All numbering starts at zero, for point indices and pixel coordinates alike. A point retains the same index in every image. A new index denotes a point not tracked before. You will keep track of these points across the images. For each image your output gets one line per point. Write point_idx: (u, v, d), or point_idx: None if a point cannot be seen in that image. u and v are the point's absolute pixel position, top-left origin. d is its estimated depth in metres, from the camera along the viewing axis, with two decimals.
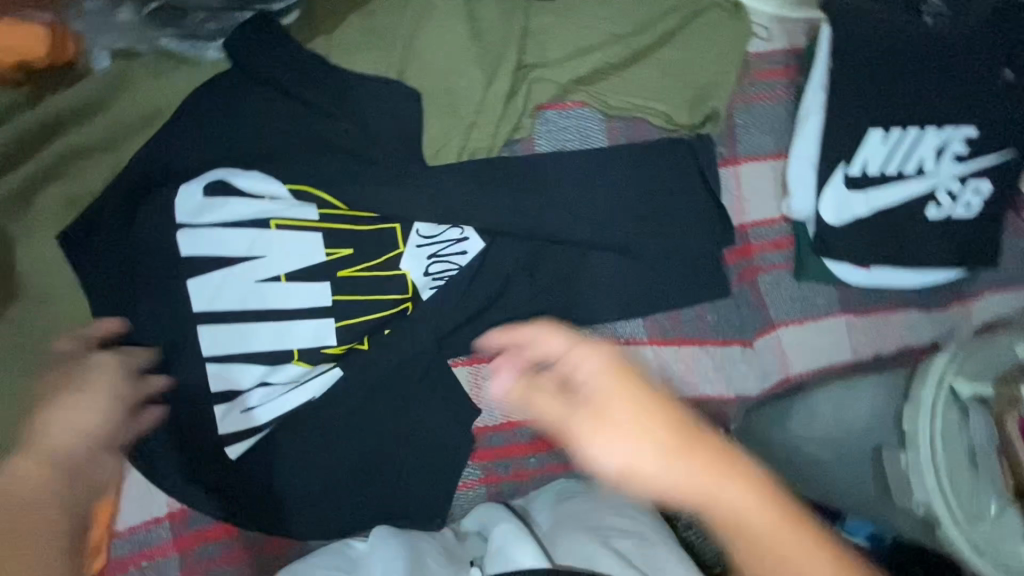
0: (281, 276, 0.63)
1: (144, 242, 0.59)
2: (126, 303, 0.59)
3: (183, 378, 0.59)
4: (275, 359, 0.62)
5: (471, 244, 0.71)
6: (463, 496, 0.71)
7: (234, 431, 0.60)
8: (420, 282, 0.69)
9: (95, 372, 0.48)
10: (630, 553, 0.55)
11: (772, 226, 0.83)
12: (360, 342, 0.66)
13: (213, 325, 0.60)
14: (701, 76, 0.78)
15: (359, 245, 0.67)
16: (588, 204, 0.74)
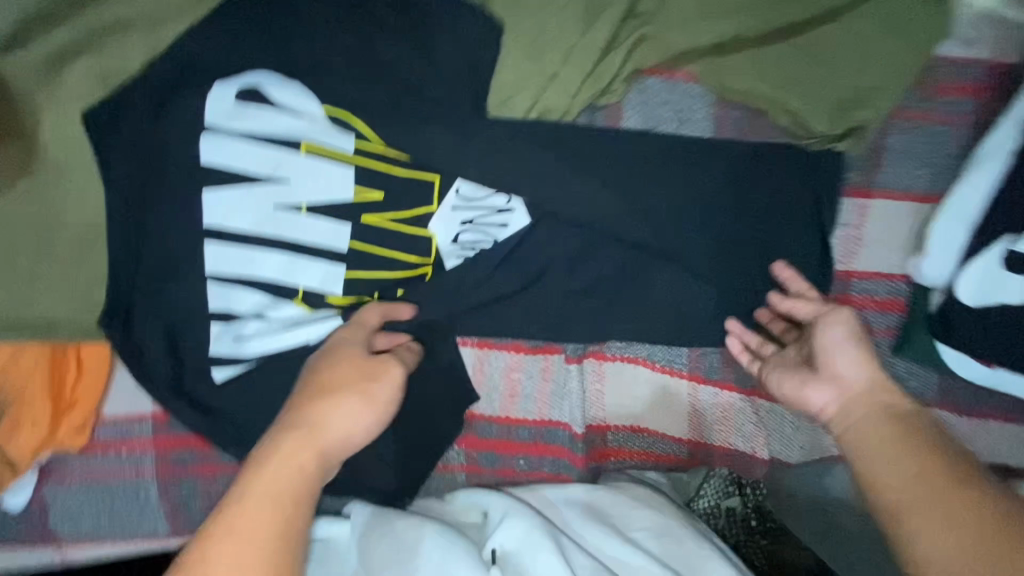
0: (302, 207, 0.58)
1: (167, 139, 0.55)
2: (141, 202, 0.55)
3: (182, 289, 0.57)
4: (278, 293, 0.58)
5: (512, 217, 0.63)
6: (443, 477, 0.69)
7: (224, 355, 0.58)
8: (447, 248, 0.62)
9: (379, 386, 0.50)
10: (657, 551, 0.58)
11: (887, 283, 0.66)
12: (370, 297, 0.61)
13: (220, 242, 0.56)
14: (860, 74, 0.60)
15: (390, 189, 0.59)
16: (664, 205, 0.61)
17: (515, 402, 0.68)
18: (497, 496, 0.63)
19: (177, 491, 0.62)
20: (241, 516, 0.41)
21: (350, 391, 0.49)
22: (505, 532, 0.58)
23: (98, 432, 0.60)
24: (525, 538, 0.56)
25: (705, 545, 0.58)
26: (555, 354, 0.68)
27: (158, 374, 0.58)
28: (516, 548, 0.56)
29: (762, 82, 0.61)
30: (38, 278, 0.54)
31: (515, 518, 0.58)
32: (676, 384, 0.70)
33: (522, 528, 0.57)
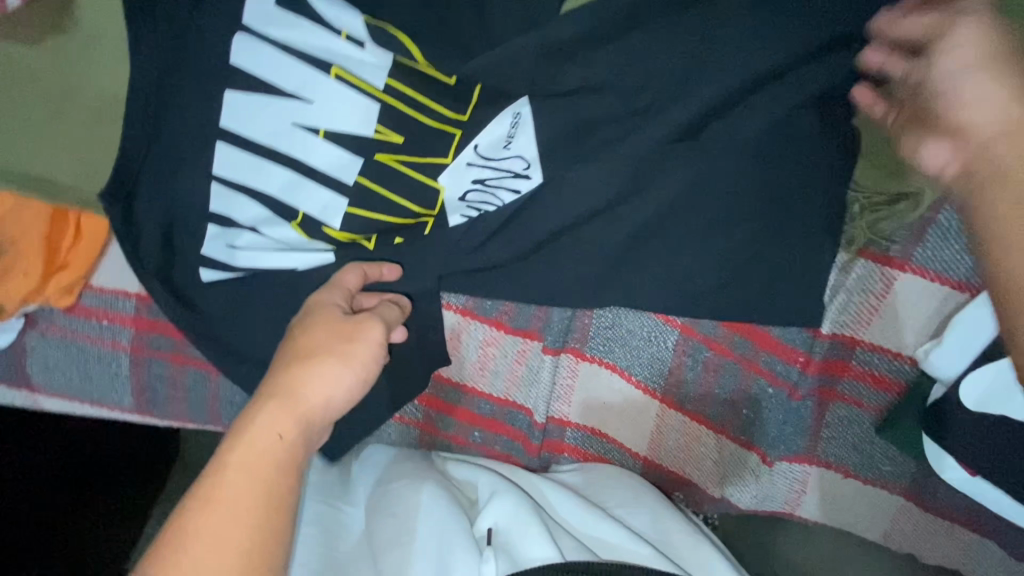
0: (320, 131, 0.57)
1: (202, 29, 0.54)
2: (163, 88, 0.55)
3: (186, 183, 0.57)
4: (278, 211, 0.58)
5: (527, 183, 0.60)
6: (399, 427, 0.71)
7: (213, 258, 0.59)
8: (451, 204, 0.60)
9: (361, 353, 0.48)
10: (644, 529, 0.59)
11: (891, 360, 0.63)
12: (367, 239, 0.60)
13: (232, 146, 0.56)
14: None
15: (411, 136, 0.58)
16: (682, 222, 0.59)
17: (483, 375, 0.68)
18: (486, 474, 0.63)
19: (146, 373, 0.65)
20: (221, 502, 0.40)
21: (326, 356, 0.47)
22: (495, 509, 0.58)
23: (85, 297, 0.62)
24: (515, 516, 0.56)
25: (693, 534, 0.59)
26: (534, 340, 0.67)
27: (146, 258, 0.59)
28: (506, 525, 0.56)
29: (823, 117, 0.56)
30: (53, 139, 0.56)
31: (504, 495, 0.59)
32: (647, 399, 0.68)
33: (513, 506, 0.57)
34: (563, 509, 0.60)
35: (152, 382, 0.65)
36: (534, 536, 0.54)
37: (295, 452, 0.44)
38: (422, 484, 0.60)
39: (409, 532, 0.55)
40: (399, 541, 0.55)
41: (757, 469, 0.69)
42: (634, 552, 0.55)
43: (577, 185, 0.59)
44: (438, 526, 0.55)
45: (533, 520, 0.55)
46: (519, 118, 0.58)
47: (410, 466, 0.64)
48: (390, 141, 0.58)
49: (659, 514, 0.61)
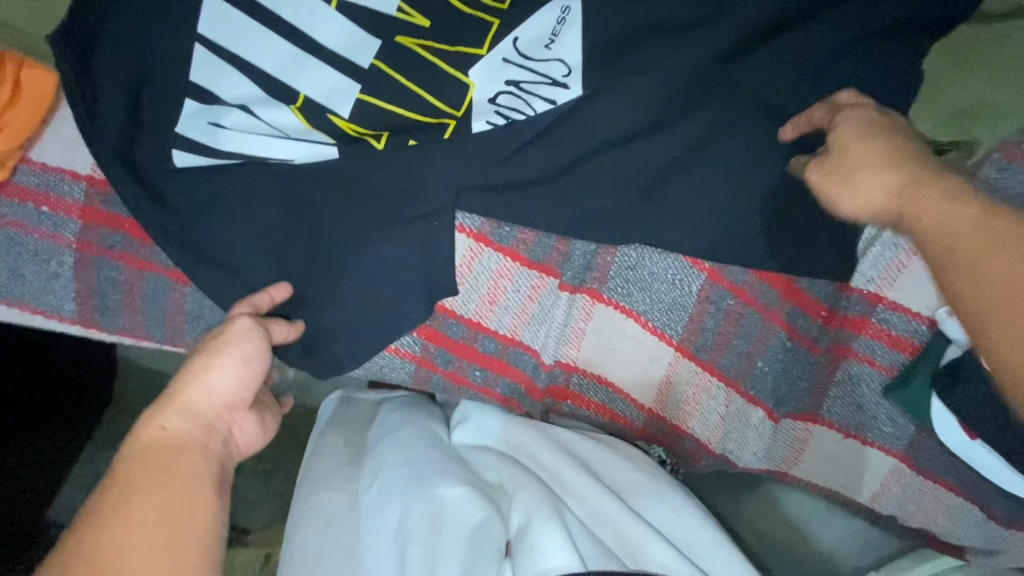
0: (334, 1, 0.50)
1: None
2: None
3: (168, 40, 0.49)
4: (275, 92, 0.50)
5: (564, 94, 0.53)
6: (390, 361, 0.64)
7: (189, 139, 0.50)
8: (478, 105, 0.52)
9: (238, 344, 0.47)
10: (668, 527, 0.54)
11: (909, 319, 0.62)
12: (377, 138, 0.51)
13: (228, 3, 0.49)
14: (990, 85, 0.52)
15: (440, 22, 0.52)
16: (726, 159, 0.53)
17: (492, 309, 0.62)
18: (507, 466, 0.57)
19: (96, 275, 0.55)
20: (124, 479, 0.38)
21: (202, 357, 0.46)
22: (516, 504, 0.53)
23: (19, 175, 0.52)
24: (535, 511, 0.51)
25: (717, 532, 0.54)
26: (551, 274, 0.61)
27: (108, 131, 0.50)
28: (525, 520, 0.51)
29: (894, 51, 0.52)
30: None
31: (522, 492, 0.53)
32: (661, 347, 0.65)
33: (531, 504, 0.52)
34: (583, 505, 0.54)
35: (101, 289, 0.55)
36: (552, 534, 0.48)
37: (194, 437, 0.43)
38: (436, 472, 0.54)
39: (423, 530, 0.49)
40: (418, 534, 0.49)
41: (761, 426, 0.67)
42: (657, 553, 0.49)
43: (619, 99, 0.52)
44: (457, 528, 0.50)
45: (551, 516, 0.50)
46: (567, 13, 0.52)
47: (423, 449, 0.58)
48: (414, 23, 0.51)
49: (672, 501, 0.56)
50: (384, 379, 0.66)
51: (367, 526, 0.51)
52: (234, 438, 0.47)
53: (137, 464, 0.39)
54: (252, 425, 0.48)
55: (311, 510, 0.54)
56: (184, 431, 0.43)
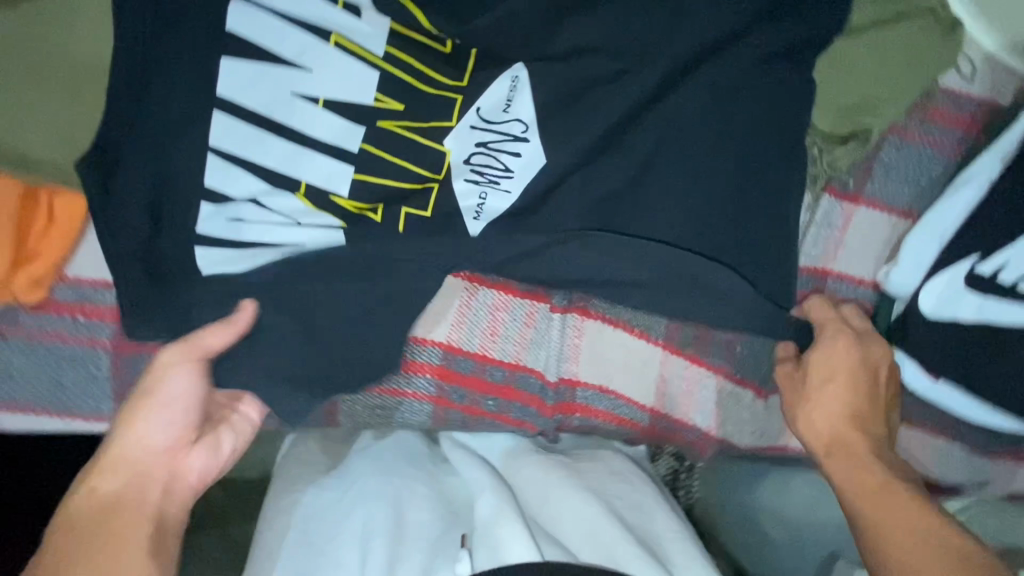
0: (320, 101, 0.58)
1: (201, 9, 0.56)
2: (137, 64, 0.57)
3: (180, 155, 0.57)
4: (281, 184, 0.59)
5: (526, 146, 0.61)
6: (408, 405, 0.70)
7: (211, 236, 0.59)
8: (457, 167, 0.61)
9: (175, 384, 0.56)
10: (632, 522, 0.60)
11: (856, 287, 0.71)
12: (373, 211, 0.61)
13: (228, 116, 0.57)
14: (873, 83, 0.64)
15: (411, 102, 0.60)
16: (675, 180, 0.61)
17: (494, 341, 0.69)
18: (481, 474, 0.64)
19: (131, 370, 0.64)
20: (66, 544, 0.47)
21: (138, 410, 0.54)
22: (479, 509, 0.59)
23: (58, 292, 0.63)
24: (498, 514, 0.57)
25: (679, 531, 0.60)
26: (542, 302, 0.69)
27: (126, 241, 0.58)
28: (488, 520, 0.56)
29: (797, 66, 0.61)
30: (40, 117, 0.58)
31: (485, 496, 0.60)
32: (651, 351, 0.71)
33: (493, 505, 0.58)
34: (553, 512, 0.60)
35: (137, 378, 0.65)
36: (515, 533, 0.54)
37: (117, 495, 0.50)
38: (410, 494, 0.62)
39: (390, 531, 0.57)
40: (380, 534, 0.57)
41: (754, 405, 0.74)
42: (621, 551, 0.54)
43: (575, 144, 0.61)
44: (427, 540, 0.57)
45: (513, 518, 0.55)
46: (517, 82, 0.61)
47: (405, 467, 0.65)
48: (390, 107, 0.60)
49: (649, 511, 0.62)
50: (404, 423, 0.71)
51: (329, 528, 0.60)
52: (187, 474, 0.55)
53: (78, 535, 0.48)
54: (201, 458, 0.56)
55: (291, 509, 0.62)
56: (111, 491, 0.50)
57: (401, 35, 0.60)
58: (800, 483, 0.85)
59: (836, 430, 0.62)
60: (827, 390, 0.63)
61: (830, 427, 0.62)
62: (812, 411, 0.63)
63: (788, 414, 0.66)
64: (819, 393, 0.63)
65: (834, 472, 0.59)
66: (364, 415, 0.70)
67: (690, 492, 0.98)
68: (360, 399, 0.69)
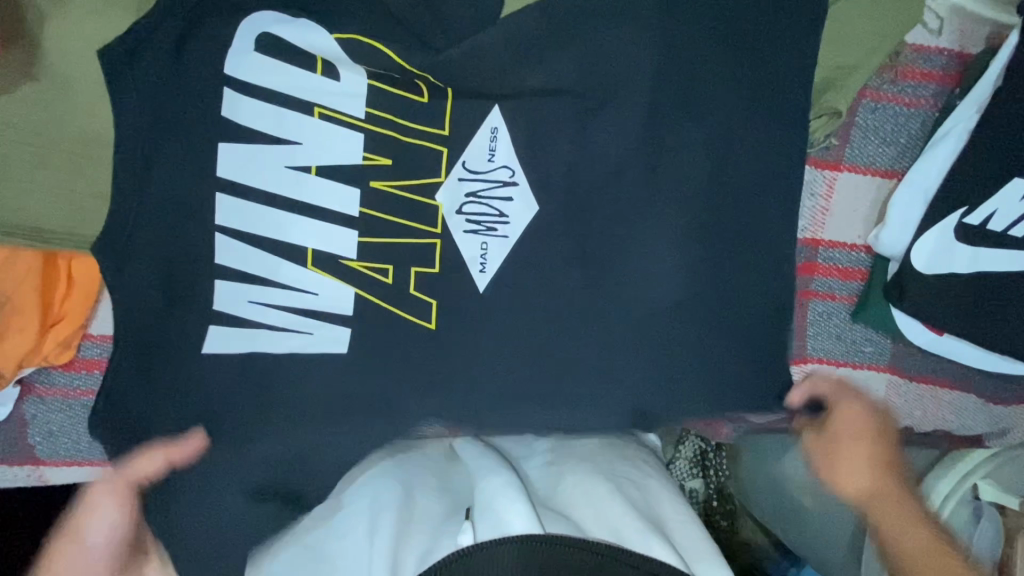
0: (313, 168, 0.63)
1: (193, 78, 0.61)
2: (140, 137, 0.62)
3: (190, 216, 0.63)
4: (283, 235, 0.63)
5: (517, 190, 0.64)
6: None
7: (224, 313, 0.64)
8: (451, 219, 0.64)
9: (102, 521, 0.61)
10: (638, 503, 0.63)
11: (850, 252, 0.72)
12: (383, 274, 0.64)
13: (231, 196, 0.62)
14: (838, 56, 0.65)
15: (393, 136, 0.63)
16: (649, 172, 0.63)
17: None
18: (486, 456, 0.66)
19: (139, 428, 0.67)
20: None
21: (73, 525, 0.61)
22: (479, 487, 0.60)
23: (84, 349, 0.71)
24: (500, 491, 0.57)
25: (688, 517, 0.64)
26: None
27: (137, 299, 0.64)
28: (489, 496, 0.57)
29: (755, 51, 0.63)
30: (54, 197, 0.63)
31: (490, 479, 0.60)
32: None
33: (501, 484, 0.59)
34: (565, 493, 0.64)
35: None
36: (518, 510, 0.54)
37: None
38: (419, 482, 0.63)
39: (396, 511, 0.59)
40: (388, 510, 0.59)
41: None
42: (635, 533, 0.56)
43: (553, 151, 0.64)
44: (427, 529, 0.57)
45: (516, 492, 0.56)
46: (498, 131, 0.64)
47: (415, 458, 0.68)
48: (376, 139, 0.63)
49: (652, 492, 0.66)
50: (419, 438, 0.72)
51: (339, 525, 0.61)
52: None
53: None
54: None
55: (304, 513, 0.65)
56: None
57: (377, 70, 0.63)
58: None
59: (875, 484, 0.64)
60: (855, 437, 0.67)
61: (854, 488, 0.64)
62: (846, 467, 0.65)
63: (816, 473, 0.68)
64: (847, 440, 0.67)
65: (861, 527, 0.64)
66: None
67: (721, 469, 1.01)
68: None
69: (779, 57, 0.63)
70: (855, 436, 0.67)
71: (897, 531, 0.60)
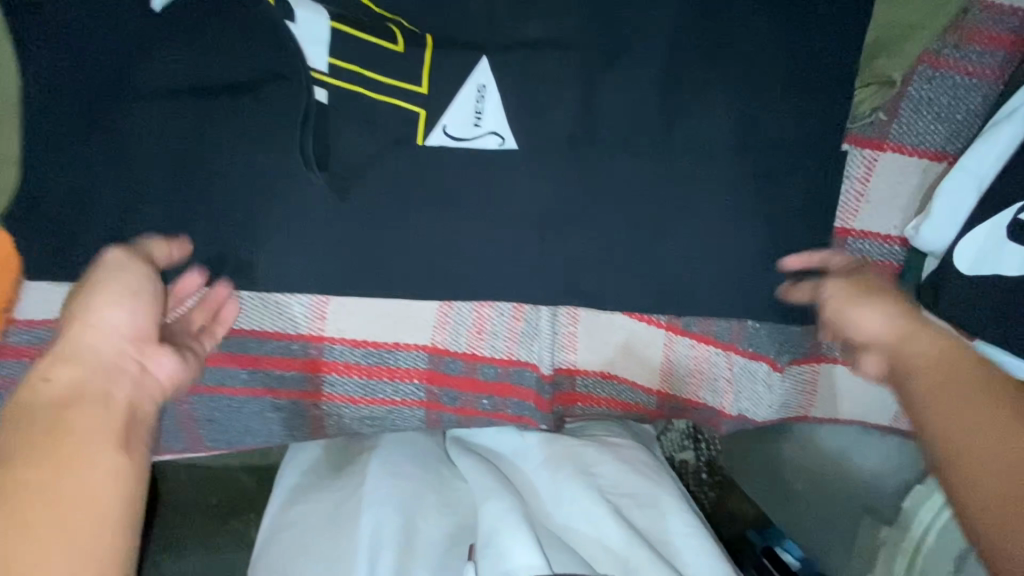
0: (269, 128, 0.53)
1: (128, 25, 0.52)
2: (62, 82, 0.52)
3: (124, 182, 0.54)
4: (231, 207, 0.54)
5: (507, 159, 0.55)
6: (399, 412, 0.65)
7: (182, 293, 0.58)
8: (430, 191, 0.55)
9: (124, 310, 0.42)
10: (640, 524, 0.61)
11: (881, 244, 0.63)
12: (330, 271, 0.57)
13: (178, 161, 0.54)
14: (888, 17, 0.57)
15: (362, 93, 0.54)
16: (660, 144, 0.56)
17: (482, 339, 0.63)
18: (483, 471, 0.64)
19: None
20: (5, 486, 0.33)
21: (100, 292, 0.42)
22: (482, 514, 0.60)
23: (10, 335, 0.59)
24: (503, 521, 0.58)
25: (699, 528, 0.61)
26: (525, 305, 0.62)
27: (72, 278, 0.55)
28: (493, 528, 0.58)
29: (782, 12, 0.56)
30: None
31: (492, 503, 0.61)
32: (654, 335, 0.66)
33: (500, 510, 0.59)
34: (566, 512, 0.62)
35: None
36: (520, 544, 0.56)
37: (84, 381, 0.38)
38: (418, 501, 0.62)
39: (398, 544, 0.59)
40: (390, 545, 0.58)
41: (768, 378, 0.68)
42: (640, 560, 0.56)
43: (551, 119, 0.55)
44: (435, 559, 0.59)
45: (520, 526, 0.57)
46: (485, 90, 0.55)
47: (409, 466, 0.65)
48: (339, 95, 0.54)
49: (662, 508, 0.62)
50: (396, 429, 0.67)
51: (336, 538, 0.60)
52: (151, 373, 0.42)
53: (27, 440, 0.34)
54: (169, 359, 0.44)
55: (292, 521, 0.63)
56: (77, 379, 0.38)
57: (343, 12, 0.53)
58: (830, 441, 0.81)
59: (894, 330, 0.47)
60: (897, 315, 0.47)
61: (862, 343, 0.49)
62: (865, 321, 0.49)
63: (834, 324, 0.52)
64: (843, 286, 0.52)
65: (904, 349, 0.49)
66: (351, 424, 0.66)
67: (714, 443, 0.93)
68: (346, 411, 0.64)
69: (810, 17, 0.56)
70: (874, 289, 0.51)
71: (915, 348, 0.44)
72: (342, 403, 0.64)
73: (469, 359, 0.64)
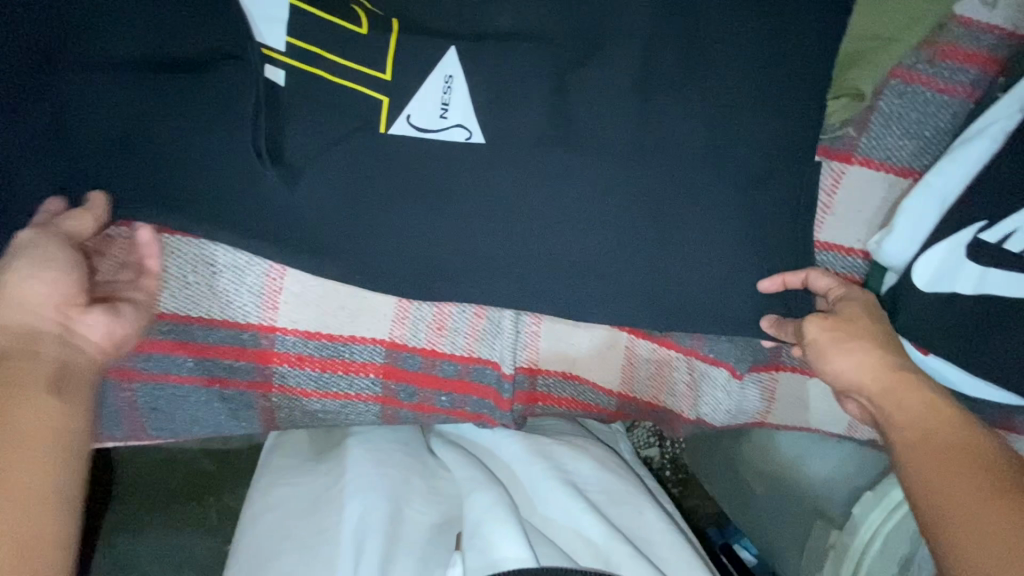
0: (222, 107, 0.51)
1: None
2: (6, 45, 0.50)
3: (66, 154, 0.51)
4: (181, 189, 0.52)
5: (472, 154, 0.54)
6: (353, 407, 0.64)
7: None
8: (392, 182, 0.53)
9: (46, 277, 0.44)
10: (617, 522, 0.62)
11: (845, 257, 0.63)
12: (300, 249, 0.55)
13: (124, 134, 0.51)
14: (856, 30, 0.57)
15: (322, 77, 0.52)
16: (631, 147, 0.54)
17: (442, 335, 0.62)
18: (465, 463, 0.65)
19: None
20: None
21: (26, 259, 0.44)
22: (468, 506, 0.60)
23: None
24: (490, 513, 0.59)
25: (673, 530, 0.62)
26: (485, 309, 0.61)
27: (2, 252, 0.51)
28: (480, 518, 0.59)
29: (756, 20, 0.55)
30: None
31: (479, 494, 0.61)
32: (613, 335, 0.65)
33: (487, 502, 0.60)
34: (549, 505, 0.63)
35: None
36: (508, 533, 0.57)
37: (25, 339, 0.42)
38: (404, 490, 0.62)
39: (384, 531, 0.58)
40: (376, 530, 0.58)
41: (727, 385, 0.67)
42: (622, 553, 0.58)
43: (521, 115, 0.54)
44: (421, 547, 0.59)
45: (507, 516, 0.58)
46: (452, 81, 0.53)
47: (394, 450, 0.65)
48: (298, 77, 0.52)
49: (639, 508, 0.63)
50: (350, 423, 0.66)
51: (318, 523, 0.59)
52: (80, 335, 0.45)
53: None
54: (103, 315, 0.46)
55: (271, 504, 0.62)
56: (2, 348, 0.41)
57: None
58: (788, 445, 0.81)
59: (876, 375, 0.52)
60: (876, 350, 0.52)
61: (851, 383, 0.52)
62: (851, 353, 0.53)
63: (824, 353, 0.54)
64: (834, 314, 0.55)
65: (871, 392, 0.52)
66: (304, 417, 0.64)
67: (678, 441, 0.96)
68: (299, 404, 0.63)
69: (783, 27, 0.56)
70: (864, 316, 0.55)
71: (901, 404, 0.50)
72: (295, 395, 0.62)
73: (428, 354, 0.63)
